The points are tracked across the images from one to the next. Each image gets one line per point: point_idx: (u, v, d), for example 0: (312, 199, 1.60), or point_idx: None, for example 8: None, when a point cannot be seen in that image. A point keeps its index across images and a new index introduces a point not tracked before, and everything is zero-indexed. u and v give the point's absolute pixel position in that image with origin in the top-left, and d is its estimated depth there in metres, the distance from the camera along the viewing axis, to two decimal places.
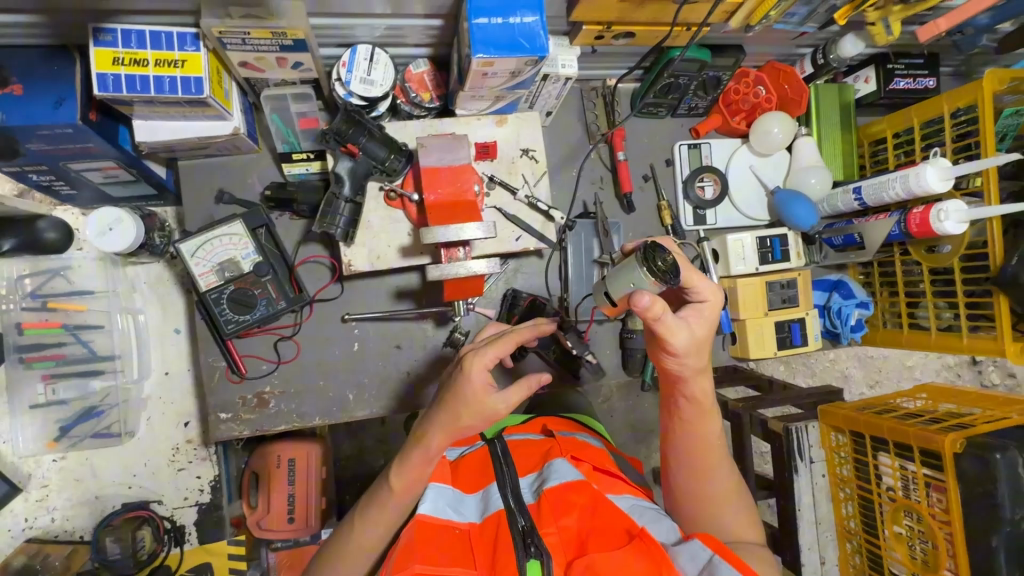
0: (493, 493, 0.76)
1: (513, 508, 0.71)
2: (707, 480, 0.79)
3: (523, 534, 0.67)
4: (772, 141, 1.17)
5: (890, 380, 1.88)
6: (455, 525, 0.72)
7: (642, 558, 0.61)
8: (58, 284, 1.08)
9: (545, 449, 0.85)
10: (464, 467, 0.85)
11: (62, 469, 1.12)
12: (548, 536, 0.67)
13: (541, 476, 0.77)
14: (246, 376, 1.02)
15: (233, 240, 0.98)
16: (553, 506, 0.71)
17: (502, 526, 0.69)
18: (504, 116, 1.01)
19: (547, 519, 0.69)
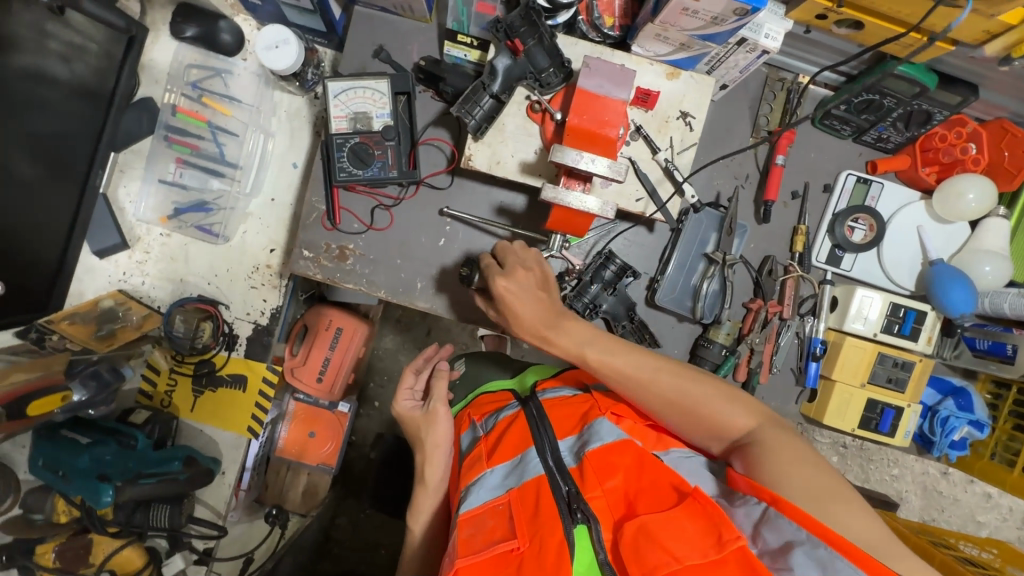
0: (530, 458, 0.72)
1: (555, 471, 0.68)
2: (714, 414, 0.75)
3: (568, 500, 0.65)
4: (962, 209, 1.01)
5: (954, 523, 1.66)
6: (493, 502, 0.69)
7: (698, 523, 0.58)
8: (216, 83, 1.19)
9: (575, 405, 0.81)
10: (495, 431, 0.80)
11: (164, 245, 1.23)
12: (594, 500, 0.65)
13: (581, 437, 0.73)
14: (338, 227, 1.06)
15: (375, 95, 1.01)
16: (595, 468, 0.67)
17: (544, 490, 0.66)
18: (677, 70, 0.94)
19: (590, 482, 0.66)
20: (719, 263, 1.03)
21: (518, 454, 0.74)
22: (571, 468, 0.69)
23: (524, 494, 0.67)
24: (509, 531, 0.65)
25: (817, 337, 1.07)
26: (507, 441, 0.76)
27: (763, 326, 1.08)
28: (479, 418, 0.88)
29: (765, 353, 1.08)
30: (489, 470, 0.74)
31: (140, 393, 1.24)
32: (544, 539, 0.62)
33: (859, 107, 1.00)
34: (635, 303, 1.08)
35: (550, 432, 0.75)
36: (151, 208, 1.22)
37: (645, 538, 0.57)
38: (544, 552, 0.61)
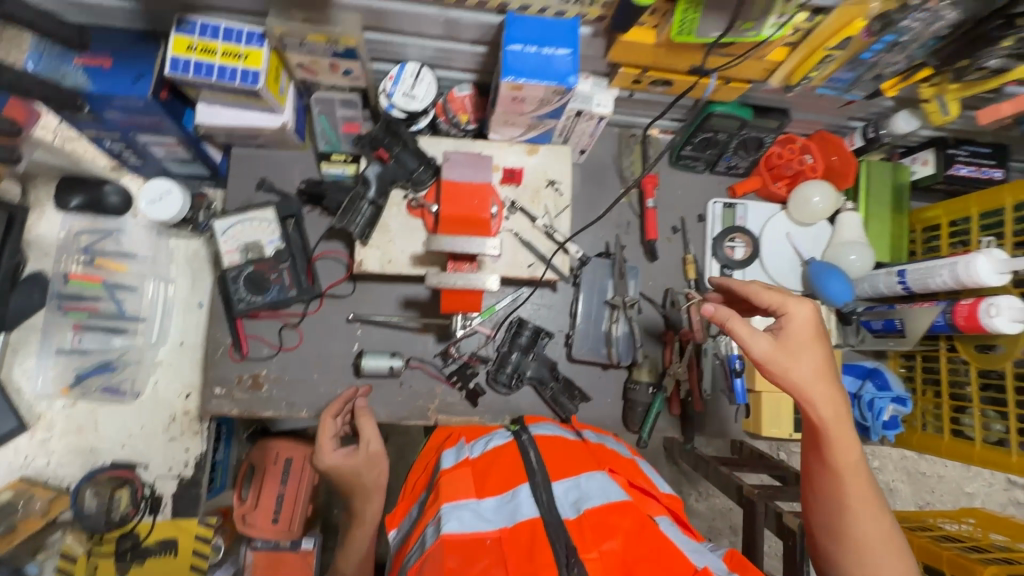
0: (523, 495, 0.71)
1: (553, 518, 0.67)
2: (863, 544, 0.66)
3: (567, 551, 0.63)
4: (812, 210, 1.12)
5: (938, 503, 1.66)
6: (484, 535, 0.66)
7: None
8: (108, 244, 1.20)
9: (574, 450, 0.82)
10: (483, 462, 0.80)
11: (69, 415, 1.17)
12: (590, 561, 0.62)
13: (578, 487, 0.71)
14: (247, 356, 1.05)
15: (263, 224, 1.04)
16: (594, 525, 0.65)
17: (539, 534, 0.65)
18: (535, 146, 1.03)
19: (589, 542, 0.64)
20: (620, 306, 1.07)
21: (509, 488, 0.73)
22: (568, 519, 0.67)
23: (519, 534, 0.66)
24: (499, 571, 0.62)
25: (732, 353, 1.12)
26: (499, 472, 0.76)
27: (681, 355, 1.12)
28: (468, 440, 0.89)
29: (692, 381, 1.11)
30: (477, 501, 0.72)
31: None
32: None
33: (702, 145, 1.13)
34: (556, 361, 1.11)
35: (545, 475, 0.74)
36: (51, 380, 1.16)
37: None
38: None
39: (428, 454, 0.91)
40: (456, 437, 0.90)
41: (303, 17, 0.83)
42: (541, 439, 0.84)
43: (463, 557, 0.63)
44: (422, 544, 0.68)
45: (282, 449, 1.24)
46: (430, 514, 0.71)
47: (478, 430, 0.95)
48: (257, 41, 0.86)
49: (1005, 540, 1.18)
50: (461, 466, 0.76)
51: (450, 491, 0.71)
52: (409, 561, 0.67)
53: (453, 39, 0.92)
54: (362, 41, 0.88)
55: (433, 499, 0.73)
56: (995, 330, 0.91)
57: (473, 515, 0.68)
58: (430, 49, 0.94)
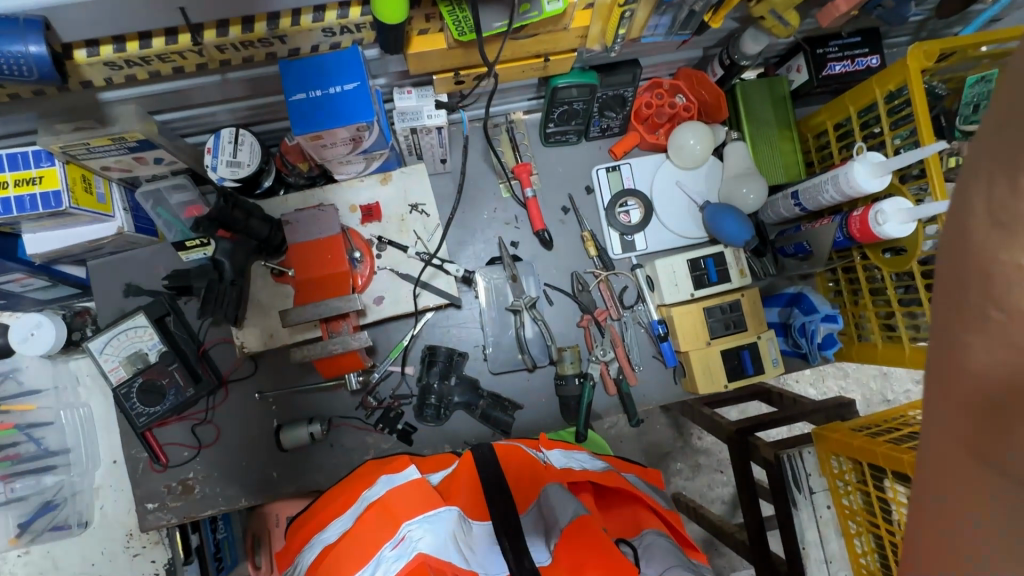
0: (492, 553, 0.73)
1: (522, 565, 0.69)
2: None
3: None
4: (691, 154, 1.07)
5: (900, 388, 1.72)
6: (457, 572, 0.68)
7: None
8: (8, 386, 1.10)
9: (540, 475, 0.84)
10: (445, 486, 0.82)
11: (27, 563, 1.17)
12: None
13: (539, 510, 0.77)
14: (169, 465, 1.03)
15: (138, 333, 1.00)
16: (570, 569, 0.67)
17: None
18: (388, 174, 1.00)
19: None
20: (523, 309, 1.03)
21: (474, 518, 0.77)
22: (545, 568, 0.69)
23: None
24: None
25: (653, 320, 1.08)
26: (457, 484, 0.80)
27: (603, 335, 1.09)
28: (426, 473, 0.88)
29: (620, 358, 1.08)
30: (446, 508, 0.74)
31: None
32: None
33: (564, 119, 1.07)
34: (478, 378, 1.08)
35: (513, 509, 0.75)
36: None
37: None
38: None
39: (366, 471, 0.85)
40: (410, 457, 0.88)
41: (75, 124, 0.75)
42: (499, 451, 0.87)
43: None
44: (378, 568, 0.68)
45: (281, 509, 1.27)
46: (385, 531, 0.72)
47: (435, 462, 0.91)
48: (46, 159, 0.80)
49: None
50: (417, 481, 0.77)
51: (406, 510, 0.73)
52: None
53: (261, 95, 0.85)
54: (156, 128, 0.82)
55: (381, 514, 0.73)
56: (887, 236, 0.87)
57: (440, 530, 0.72)
58: (240, 111, 0.88)
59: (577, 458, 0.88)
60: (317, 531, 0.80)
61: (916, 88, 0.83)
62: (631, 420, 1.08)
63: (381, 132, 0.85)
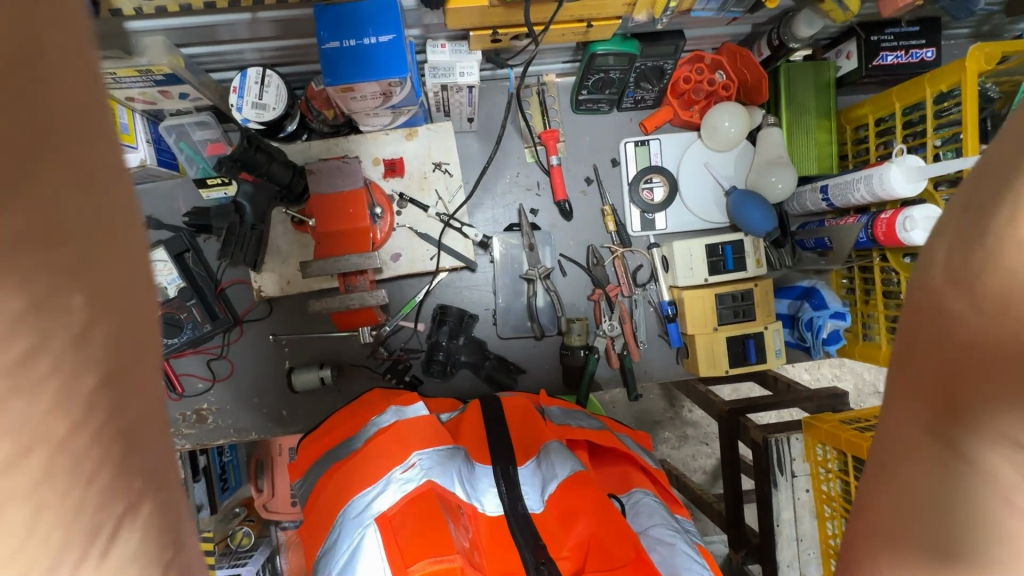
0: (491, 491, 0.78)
1: (518, 512, 0.76)
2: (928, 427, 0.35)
3: (524, 530, 0.74)
4: (725, 136, 1.04)
5: None
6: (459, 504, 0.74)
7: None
8: None
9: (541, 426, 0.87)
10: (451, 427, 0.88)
11: None
12: (563, 561, 0.73)
13: (539, 468, 0.79)
14: (184, 394, 1.07)
15: (158, 266, 1.02)
16: (559, 518, 0.75)
17: (503, 523, 0.76)
18: (413, 129, 0.97)
19: (560, 543, 0.74)
20: (536, 279, 1.03)
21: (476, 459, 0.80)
22: (535, 514, 0.76)
23: (494, 529, 0.75)
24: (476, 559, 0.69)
25: (663, 301, 1.09)
26: (464, 431, 0.85)
27: (612, 311, 1.10)
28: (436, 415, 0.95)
29: (626, 334, 1.10)
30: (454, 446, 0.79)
31: None
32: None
33: (599, 86, 1.03)
34: (486, 340, 1.10)
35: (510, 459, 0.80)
36: None
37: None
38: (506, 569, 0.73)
39: (374, 400, 0.89)
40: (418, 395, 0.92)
41: (102, 52, 0.74)
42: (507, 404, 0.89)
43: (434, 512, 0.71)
44: (390, 485, 0.73)
45: (284, 441, 1.36)
46: (395, 454, 0.76)
47: (443, 404, 0.97)
48: None
49: None
50: (427, 418, 0.81)
51: (417, 440, 0.77)
52: (374, 501, 0.72)
53: (290, 37, 0.83)
54: (183, 63, 0.80)
55: (392, 439, 0.77)
56: (911, 243, 0.86)
57: (449, 466, 0.76)
58: (269, 51, 0.85)
59: (579, 417, 0.92)
60: (332, 446, 0.84)
61: (970, 92, 0.80)
62: (630, 394, 1.11)
63: (413, 87, 0.83)
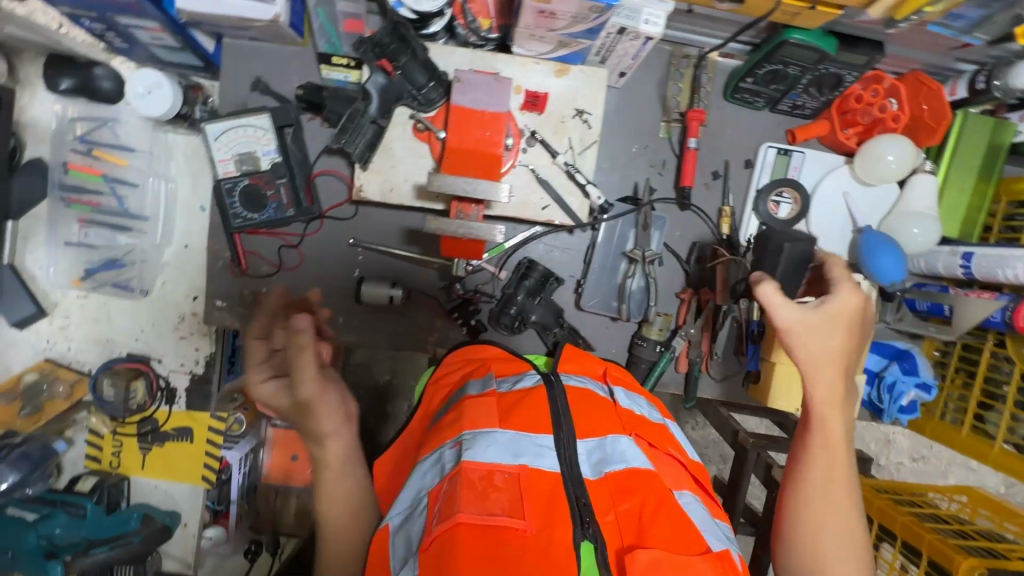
0: (548, 448, 0.71)
1: (573, 475, 0.68)
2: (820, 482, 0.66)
3: (580, 509, 0.64)
4: (883, 170, 0.95)
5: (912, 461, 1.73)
6: (500, 469, 0.67)
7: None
8: (105, 134, 1.12)
9: (604, 410, 0.79)
10: (508, 397, 0.79)
11: (84, 307, 1.19)
12: (605, 525, 0.64)
13: (602, 446, 0.73)
14: (247, 272, 1.03)
15: (257, 133, 0.95)
16: (610, 490, 0.67)
17: (559, 486, 0.67)
18: (566, 67, 0.89)
19: (606, 504, 0.66)
20: (639, 261, 0.98)
21: (532, 429, 0.73)
22: (587, 478, 0.69)
23: (538, 482, 0.67)
24: (516, 507, 0.64)
25: (753, 320, 1.03)
26: (527, 406, 0.76)
27: (697, 316, 1.04)
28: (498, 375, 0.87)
29: (703, 342, 1.05)
30: (499, 431, 0.72)
31: (87, 458, 1.22)
32: (553, 536, 0.62)
33: (767, 78, 0.95)
34: (563, 307, 1.05)
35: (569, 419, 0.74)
36: (63, 272, 1.17)
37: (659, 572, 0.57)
38: (553, 548, 0.61)
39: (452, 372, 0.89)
40: (491, 359, 0.90)
41: None
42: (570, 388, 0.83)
43: (482, 486, 0.65)
44: (438, 460, 0.71)
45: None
46: (448, 434, 0.73)
47: (508, 358, 0.92)
48: None
49: (989, 523, 1.20)
50: (489, 394, 0.77)
51: (473, 420, 0.73)
52: (424, 479, 0.70)
53: None
54: None
55: (452, 422, 0.75)
56: None
57: (498, 441, 0.70)
58: None
59: (638, 403, 0.86)
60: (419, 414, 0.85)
61: None
62: (687, 402, 1.07)
63: (608, 19, 0.77)
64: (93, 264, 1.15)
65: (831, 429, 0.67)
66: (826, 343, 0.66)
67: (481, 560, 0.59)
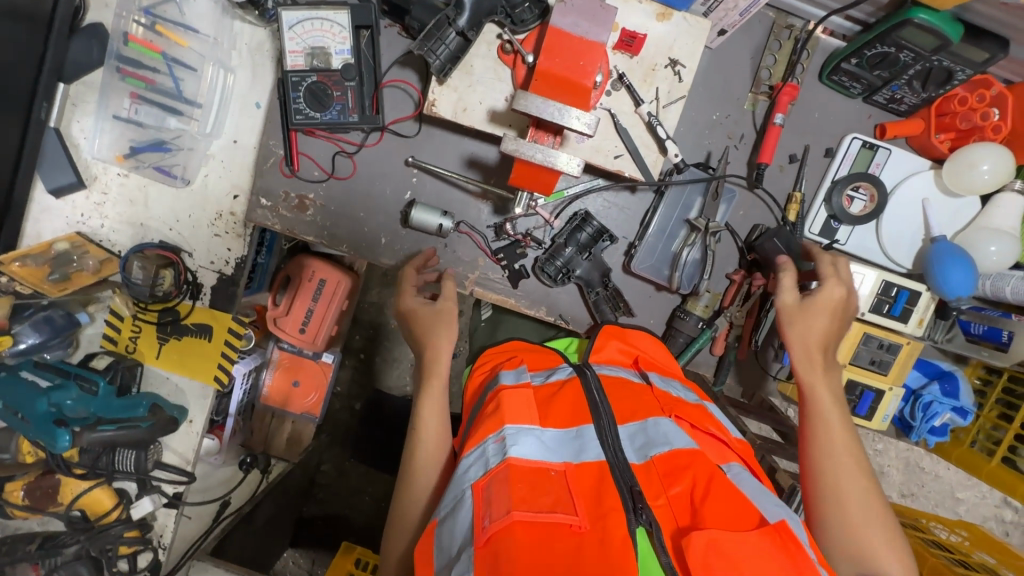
0: (590, 437, 0.70)
1: (617, 463, 0.67)
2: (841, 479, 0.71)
3: (633, 496, 0.63)
4: (973, 181, 0.91)
5: None
6: (548, 466, 0.67)
7: (783, 557, 0.55)
8: (171, 9, 1.08)
9: (641, 397, 0.78)
10: (545, 389, 0.79)
11: (123, 186, 1.17)
12: (659, 508, 0.63)
13: (643, 431, 0.71)
14: (297, 174, 1.00)
15: (334, 29, 0.91)
16: (658, 474, 0.66)
17: (605, 476, 0.65)
18: (668, 11, 0.85)
19: (656, 488, 0.65)
20: (701, 231, 0.95)
21: (574, 426, 0.73)
22: (634, 464, 0.68)
23: (585, 474, 0.66)
24: (567, 501, 0.64)
25: None
26: (560, 401, 0.76)
27: (745, 300, 1.01)
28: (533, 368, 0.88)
29: (745, 327, 1.02)
30: (540, 429, 0.72)
31: (104, 338, 1.21)
32: (608, 527, 0.60)
33: (872, 61, 0.90)
34: (610, 268, 1.02)
35: (604, 413, 0.73)
36: (107, 145, 1.13)
37: (716, 551, 0.55)
38: (608, 536, 0.59)
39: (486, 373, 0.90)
40: (523, 359, 0.90)
41: None
42: (603, 380, 0.82)
43: (528, 483, 0.65)
44: (483, 454, 0.69)
45: (318, 269, 1.34)
46: (491, 427, 0.72)
47: (544, 356, 0.92)
48: None
49: (990, 561, 1.14)
50: (519, 389, 0.76)
51: (514, 415, 0.72)
52: (469, 471, 0.68)
53: None
54: None
55: (492, 414, 0.74)
56: None
57: (540, 443, 0.70)
58: None
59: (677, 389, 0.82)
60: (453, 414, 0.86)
61: None
62: (715, 385, 1.05)
63: None
64: (139, 143, 1.12)
65: (822, 398, 0.77)
66: (813, 327, 0.81)
67: (540, 556, 0.58)
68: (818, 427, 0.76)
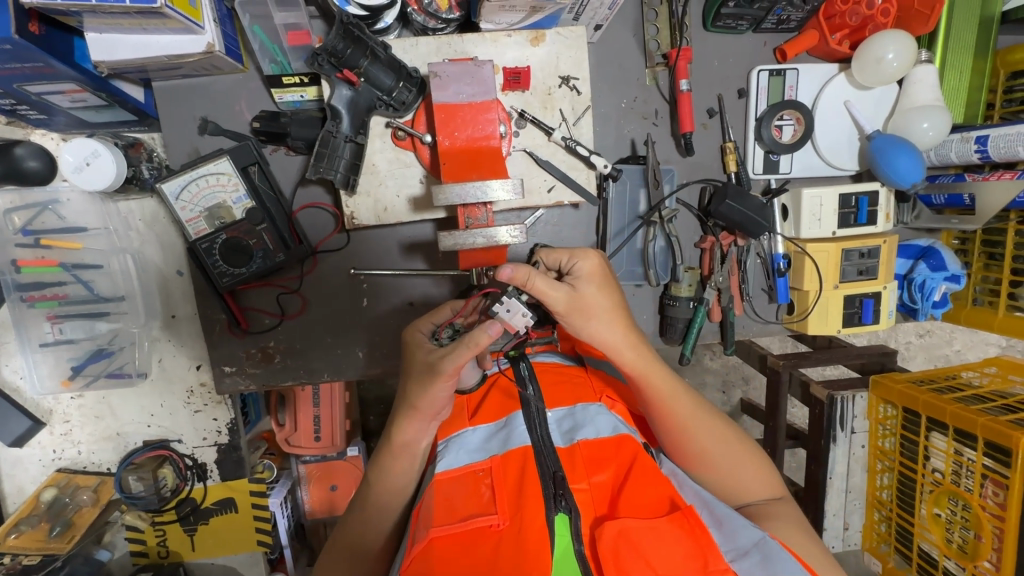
0: (517, 424, 0.73)
1: (542, 448, 0.69)
2: (728, 465, 0.73)
3: (556, 483, 0.65)
4: (883, 72, 0.91)
5: None
6: (475, 467, 0.70)
7: (687, 538, 0.60)
8: (49, 219, 1.00)
9: (577, 383, 0.81)
10: (478, 388, 0.83)
11: (81, 406, 1.11)
12: (579, 492, 0.66)
13: (573, 415, 0.74)
14: (249, 330, 0.96)
15: (221, 180, 0.86)
16: (585, 460, 0.68)
17: (529, 463, 0.67)
18: (540, 33, 0.82)
19: (578, 473, 0.67)
20: (658, 222, 0.95)
21: (503, 417, 0.75)
22: (559, 448, 0.70)
23: (509, 463, 0.68)
24: (489, 502, 0.66)
25: (776, 253, 1.01)
26: (491, 403, 0.79)
27: (722, 261, 1.00)
28: None
29: (733, 287, 1.01)
30: (472, 429, 0.75)
31: (133, 554, 1.17)
32: (524, 520, 0.62)
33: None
34: None
35: (530, 389, 0.77)
36: (47, 376, 1.06)
37: (627, 543, 0.59)
38: (524, 532, 0.61)
39: None
40: None
41: None
42: (538, 367, 0.85)
43: (456, 494, 0.67)
44: None
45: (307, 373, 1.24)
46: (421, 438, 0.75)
47: None
48: None
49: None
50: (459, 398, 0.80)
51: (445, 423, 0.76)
52: None
53: None
54: None
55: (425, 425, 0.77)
56: None
57: (469, 448, 0.72)
58: None
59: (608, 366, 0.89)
60: None
61: None
62: (727, 348, 1.04)
63: None
64: (78, 360, 1.05)
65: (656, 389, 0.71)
66: (589, 308, 0.67)
67: (458, 566, 0.60)
68: (674, 417, 0.72)
